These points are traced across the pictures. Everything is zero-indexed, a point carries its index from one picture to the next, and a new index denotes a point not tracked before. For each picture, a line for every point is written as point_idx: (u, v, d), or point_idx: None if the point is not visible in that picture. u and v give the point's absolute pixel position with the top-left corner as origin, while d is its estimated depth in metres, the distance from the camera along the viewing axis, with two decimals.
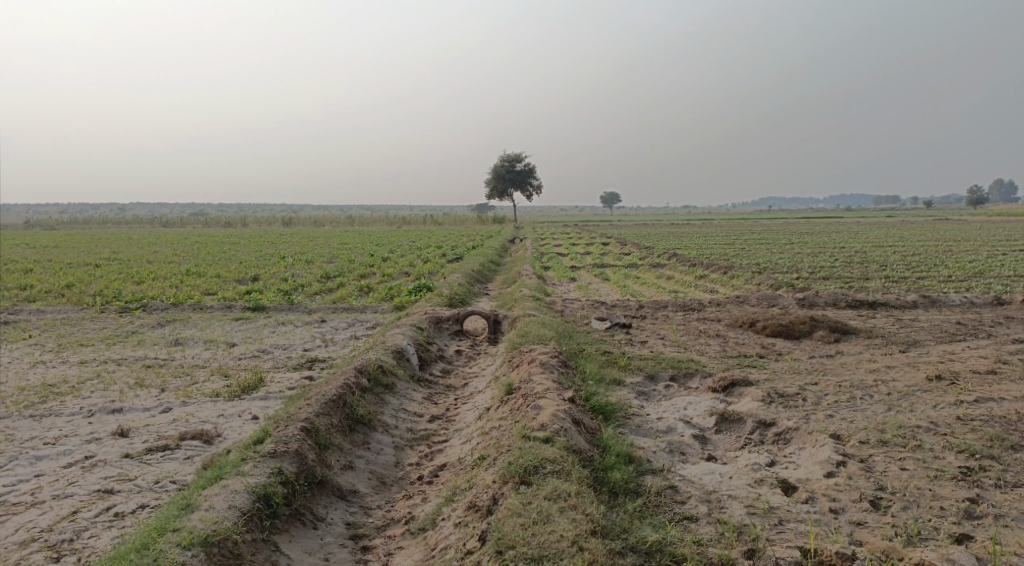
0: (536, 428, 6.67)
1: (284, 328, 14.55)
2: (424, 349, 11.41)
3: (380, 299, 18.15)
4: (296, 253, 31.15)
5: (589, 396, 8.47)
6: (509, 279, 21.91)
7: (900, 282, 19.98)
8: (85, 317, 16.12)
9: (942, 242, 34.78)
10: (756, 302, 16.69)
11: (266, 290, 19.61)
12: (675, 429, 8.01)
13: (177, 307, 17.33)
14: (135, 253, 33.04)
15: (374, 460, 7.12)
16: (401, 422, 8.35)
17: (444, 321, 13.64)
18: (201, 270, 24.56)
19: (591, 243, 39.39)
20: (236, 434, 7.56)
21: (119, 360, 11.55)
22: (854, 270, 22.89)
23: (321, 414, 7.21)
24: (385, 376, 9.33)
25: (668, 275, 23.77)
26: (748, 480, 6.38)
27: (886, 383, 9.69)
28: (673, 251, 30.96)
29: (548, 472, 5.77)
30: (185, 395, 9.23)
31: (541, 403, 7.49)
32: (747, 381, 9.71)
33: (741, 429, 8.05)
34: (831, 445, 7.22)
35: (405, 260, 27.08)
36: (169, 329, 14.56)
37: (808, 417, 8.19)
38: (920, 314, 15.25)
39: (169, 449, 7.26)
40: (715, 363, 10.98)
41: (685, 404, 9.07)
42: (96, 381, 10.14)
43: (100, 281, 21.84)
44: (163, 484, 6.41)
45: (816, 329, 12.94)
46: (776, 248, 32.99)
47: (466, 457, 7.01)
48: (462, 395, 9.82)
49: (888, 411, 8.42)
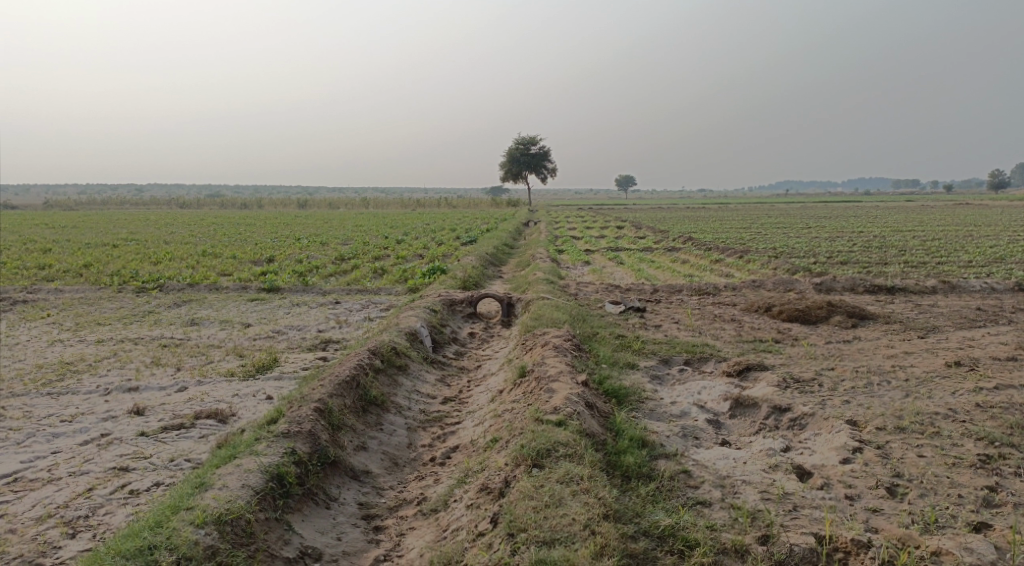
0: (549, 411, 6.65)
1: (299, 309, 14.60)
2: (437, 331, 11.41)
3: (394, 281, 18.18)
4: (310, 235, 31.26)
5: (603, 379, 8.42)
6: (523, 262, 21.84)
7: (919, 267, 19.72)
8: (103, 296, 16.27)
9: (962, 227, 34.30)
10: (772, 287, 16.53)
11: (281, 271, 19.69)
12: (689, 414, 7.96)
13: (193, 287, 17.44)
14: (152, 233, 33.28)
15: (387, 441, 7.14)
16: (414, 403, 8.36)
17: (457, 303, 13.63)
18: (216, 251, 24.69)
19: (606, 226, 39.22)
20: (250, 414, 7.59)
21: (136, 339, 11.64)
22: (872, 255, 22.63)
23: (335, 395, 7.23)
24: (398, 357, 9.34)
25: (683, 259, 23.61)
26: (762, 465, 6.33)
27: (904, 369, 9.57)
28: (688, 234, 30.73)
29: (561, 455, 5.74)
30: (200, 374, 9.29)
31: (554, 386, 7.46)
32: (762, 365, 9.62)
33: (756, 415, 7.99)
34: (848, 432, 7.14)
35: (419, 242, 27.09)
36: (185, 309, 14.66)
37: (824, 403, 8.11)
38: (939, 300, 15.05)
39: (184, 428, 7.31)
40: (730, 348, 10.90)
41: (700, 388, 9.01)
42: (113, 360, 10.23)
43: (117, 261, 22.02)
44: (178, 462, 6.46)
45: (833, 314, 12.81)
46: (793, 232, 32.67)
47: (479, 439, 7.00)
48: (475, 377, 9.81)
49: (906, 398, 8.32)
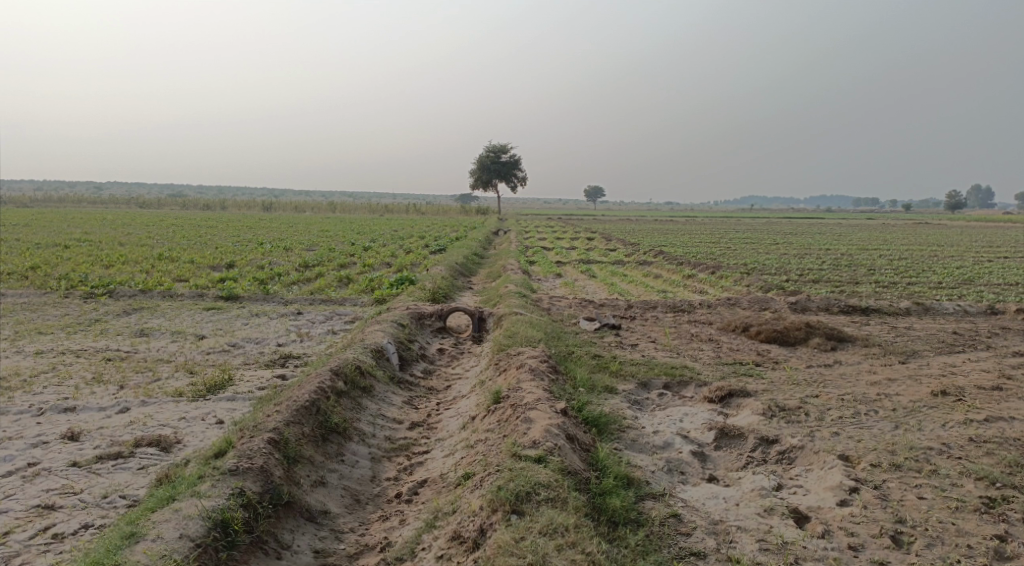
0: (527, 445, 6.12)
1: (258, 321, 13.84)
2: (405, 347, 10.79)
3: (359, 291, 17.49)
4: (274, 240, 30.35)
5: (581, 406, 7.90)
6: (493, 274, 21.30)
7: (891, 288, 19.64)
8: (47, 302, 15.28)
9: (927, 246, 34.72)
10: (746, 305, 16.23)
11: (241, 278, 18.84)
12: (672, 444, 7.49)
13: (146, 294, 16.54)
14: (108, 234, 32.06)
15: (348, 475, 6.52)
16: (379, 430, 7.74)
17: (426, 317, 13.03)
18: (174, 255, 23.69)
19: (576, 237, 38.90)
20: (198, 442, 6.93)
21: (79, 352, 10.81)
22: (843, 274, 22.55)
23: (292, 423, 6.58)
24: (363, 378, 8.72)
25: (655, 273, 23.32)
26: (756, 508, 5.94)
27: (890, 397, 9.23)
28: (659, 248, 30.51)
29: (542, 499, 5.25)
30: (145, 394, 8.54)
31: (531, 415, 6.92)
32: (745, 391, 9.19)
33: (742, 445, 7.53)
34: (841, 469, 6.76)
35: (387, 250, 26.38)
36: (135, 318, 13.79)
37: (813, 435, 7.70)
38: (915, 323, 14.86)
39: (122, 457, 6.59)
40: (710, 370, 10.48)
41: (681, 416, 8.53)
42: (50, 375, 9.40)
43: (67, 264, 20.93)
44: (112, 499, 5.77)
45: (812, 336, 12.48)
46: (762, 248, 32.72)
47: (449, 474, 6.44)
48: (445, 400, 9.22)
49: (896, 430, 7.97)
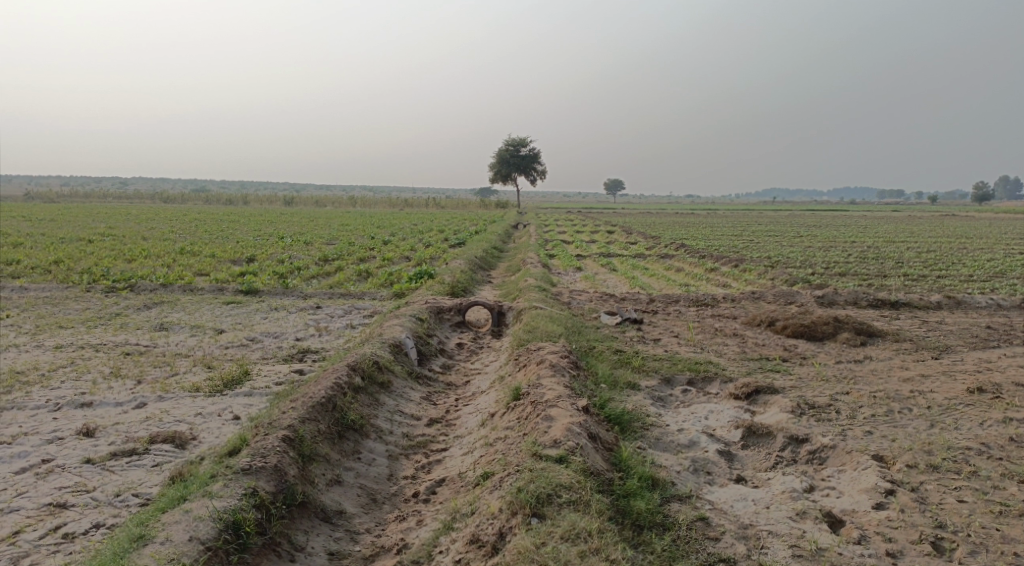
0: (548, 444, 5.93)
1: (277, 315, 13.76)
2: (423, 342, 10.64)
3: (379, 285, 17.38)
4: (294, 234, 30.42)
5: (603, 404, 7.68)
6: (513, 267, 21.10)
7: (921, 281, 19.14)
8: (69, 296, 15.35)
9: (956, 239, 33.96)
10: (771, 299, 15.88)
11: (260, 272, 18.82)
12: (698, 443, 7.24)
13: (166, 288, 16.56)
14: (132, 228, 32.39)
15: (365, 473, 6.37)
16: (396, 426, 7.58)
17: (445, 311, 12.87)
18: (195, 249, 23.77)
19: (596, 230, 38.60)
20: (213, 438, 6.82)
21: (97, 346, 10.78)
22: (870, 267, 22.05)
23: (307, 420, 6.44)
24: (380, 373, 8.57)
25: (677, 267, 22.97)
26: (788, 512, 5.73)
27: (923, 394, 8.90)
28: (681, 241, 30.08)
29: (563, 502, 5.06)
30: (162, 389, 8.45)
31: (552, 413, 6.72)
32: (772, 388, 8.90)
33: (771, 445, 7.26)
34: (876, 470, 6.50)
35: (407, 244, 26.28)
36: (154, 312, 13.79)
37: (845, 434, 7.42)
38: (947, 317, 14.42)
39: (136, 454, 6.50)
40: (735, 366, 10.19)
41: (706, 413, 8.27)
42: (69, 370, 9.36)
43: (90, 258, 21.07)
44: (125, 497, 5.66)
45: (841, 331, 12.13)
46: (787, 240, 32.18)
47: (468, 473, 6.27)
48: (464, 395, 9.05)
49: (932, 429, 7.66)
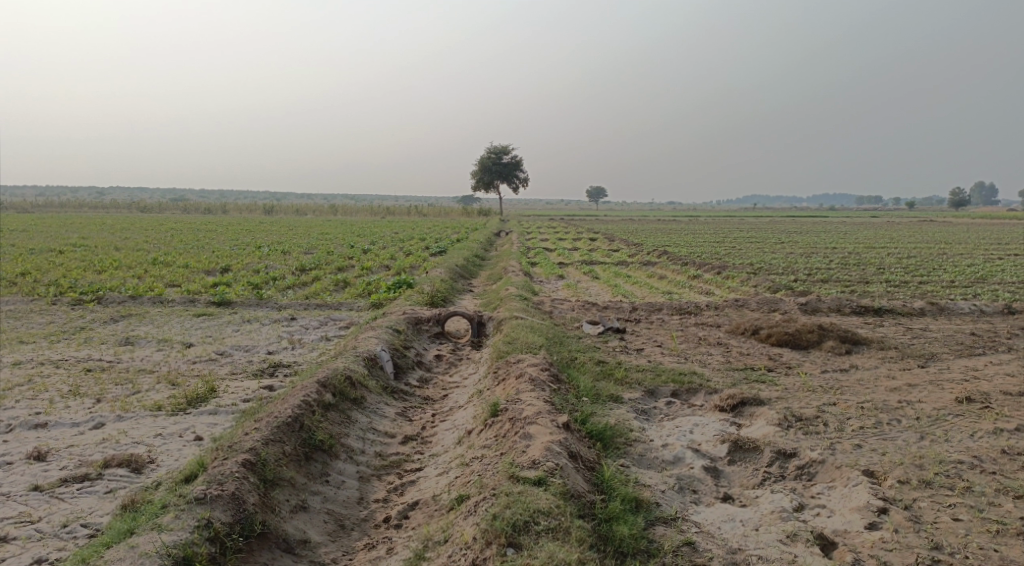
0: (526, 465, 5.63)
1: (249, 327, 13.33)
2: (400, 354, 10.28)
3: (356, 295, 17.00)
4: (272, 243, 29.90)
5: (585, 419, 7.39)
6: (494, 276, 20.77)
7: (903, 287, 19.07)
8: (33, 310, 14.81)
9: (934, 244, 34.16)
10: (755, 306, 15.69)
11: (235, 283, 18.34)
12: (683, 459, 6.97)
13: (136, 300, 16.06)
14: (106, 239, 31.74)
15: (333, 498, 6.02)
16: (369, 445, 7.23)
17: (423, 322, 12.51)
18: (168, 260, 23.21)
19: (578, 238, 38.41)
20: (172, 461, 6.44)
21: (58, 362, 10.32)
22: (852, 273, 21.98)
23: (271, 442, 6.08)
24: (353, 389, 8.21)
25: (659, 274, 22.76)
26: (779, 534, 5.58)
27: (911, 405, 8.69)
28: (663, 248, 29.94)
29: (542, 530, 4.85)
30: (121, 408, 8.03)
31: (531, 430, 6.41)
32: (758, 400, 8.65)
33: (758, 460, 7.00)
34: (867, 486, 6.27)
35: (387, 252, 25.91)
36: (121, 326, 13.30)
37: (833, 448, 7.18)
38: (931, 324, 14.30)
39: (88, 480, 6.10)
40: (720, 376, 9.93)
41: (691, 427, 8.00)
42: (25, 388, 8.91)
43: (58, 270, 20.46)
44: (71, 529, 5.28)
45: (825, 339, 11.93)
46: (768, 247, 32.19)
47: (442, 496, 5.93)
48: (441, 410, 8.71)
49: (923, 442, 7.45)
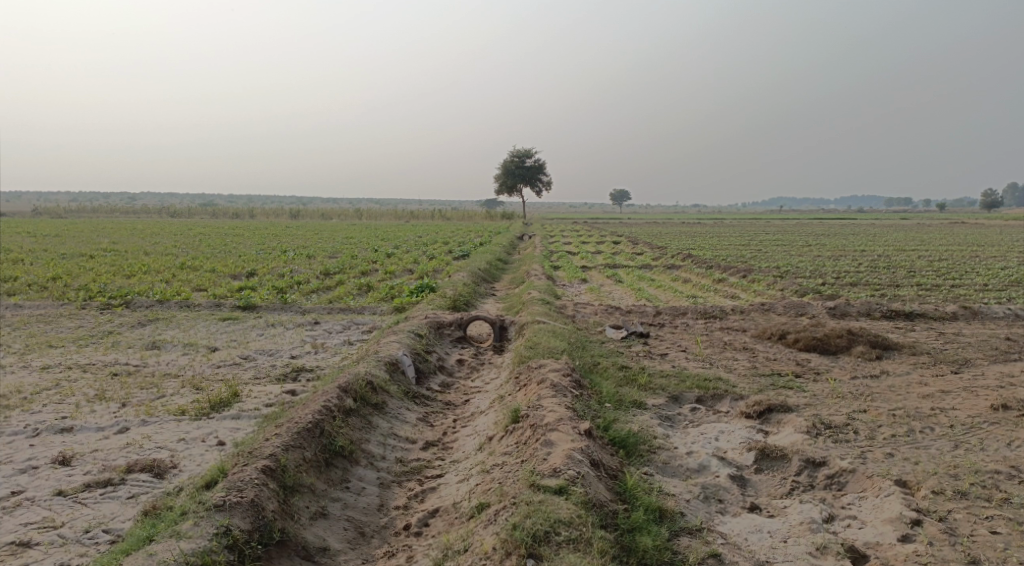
0: (547, 473, 5.54)
1: (273, 331, 13.41)
2: (422, 359, 10.24)
3: (379, 299, 17.03)
4: (297, 247, 30.15)
5: (607, 426, 7.28)
6: (517, 280, 20.70)
7: (935, 291, 18.64)
8: (62, 314, 15.04)
9: (966, 246, 33.45)
10: (782, 310, 15.43)
11: (260, 287, 18.48)
12: (708, 467, 6.82)
13: (162, 304, 16.25)
14: (135, 243, 32.28)
15: (353, 504, 5.99)
16: (389, 451, 7.18)
17: (445, 326, 12.47)
18: (195, 264, 23.49)
19: (602, 241, 38.21)
20: (194, 466, 6.45)
21: (85, 366, 10.43)
22: (881, 277, 21.56)
23: (292, 448, 6.06)
24: (375, 394, 8.19)
25: (684, 278, 22.53)
26: (807, 547, 5.43)
27: (945, 412, 8.45)
28: (687, 251, 29.67)
29: (563, 541, 4.78)
30: (145, 412, 8.08)
31: (552, 438, 6.32)
32: (785, 407, 8.46)
33: (786, 468, 6.84)
34: (900, 496, 6.09)
35: (410, 256, 25.99)
36: (148, 330, 13.45)
37: (864, 457, 6.98)
38: (964, 328, 13.95)
39: (111, 485, 6.12)
40: (746, 382, 9.76)
41: (717, 434, 7.85)
42: (52, 392, 9.01)
43: (88, 274, 20.78)
44: (93, 534, 5.31)
45: (855, 344, 11.68)
46: (795, 249, 31.74)
47: (463, 503, 5.86)
48: (462, 416, 8.64)
49: (957, 451, 7.23)
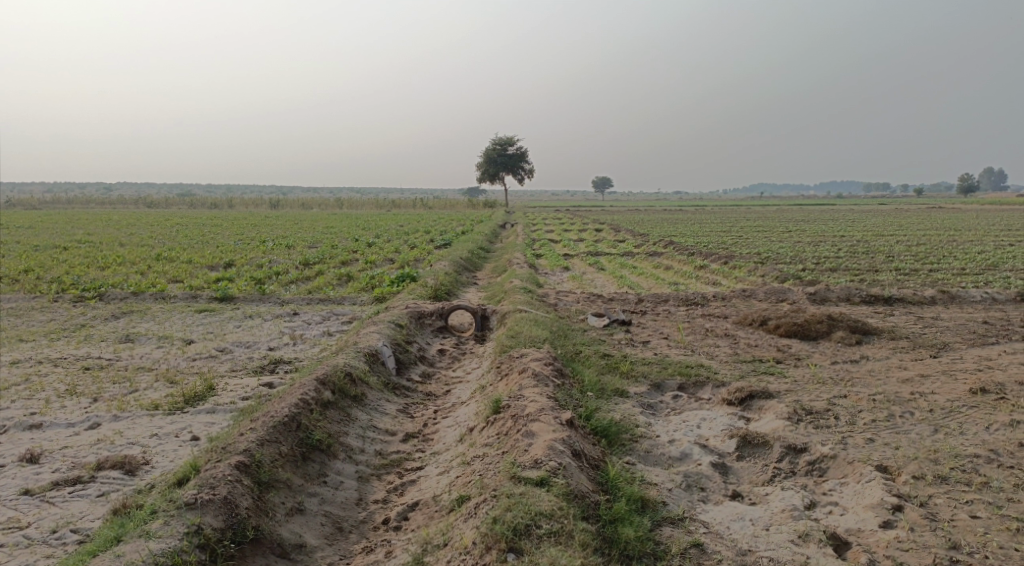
0: (528, 465, 5.47)
1: (251, 323, 13.20)
2: (402, 349, 10.11)
3: (359, 289, 16.85)
4: (277, 237, 29.78)
5: (589, 415, 7.21)
6: (499, 268, 20.58)
7: (914, 275, 18.78)
8: (34, 307, 14.70)
9: (944, 231, 33.80)
10: (763, 297, 15.47)
11: (238, 278, 18.22)
12: (690, 456, 6.78)
13: (138, 296, 15.94)
14: (111, 234, 31.76)
15: (330, 499, 5.88)
16: (368, 444, 7.07)
17: (426, 316, 12.34)
18: (172, 255, 23.11)
19: (585, 229, 38.15)
20: (167, 462, 6.31)
21: (57, 360, 10.20)
22: (861, 262, 21.69)
23: (267, 442, 5.93)
24: (354, 386, 8.06)
25: (665, 265, 22.53)
26: (789, 535, 5.41)
27: (924, 396, 8.47)
28: (669, 238, 29.68)
29: (543, 534, 4.72)
30: (118, 407, 7.90)
31: (533, 428, 6.24)
32: (767, 393, 8.44)
33: (768, 455, 6.81)
34: (881, 482, 6.09)
35: (391, 245, 25.78)
36: (122, 323, 13.18)
37: (845, 442, 6.97)
38: (942, 313, 14.04)
39: (81, 483, 5.96)
40: (728, 369, 9.74)
41: (699, 422, 7.81)
42: (22, 388, 8.79)
43: (62, 266, 20.37)
44: (61, 534, 5.16)
45: (835, 329, 11.71)
46: (776, 236, 31.91)
47: (443, 496, 5.77)
48: (443, 406, 8.54)
49: (937, 435, 7.24)
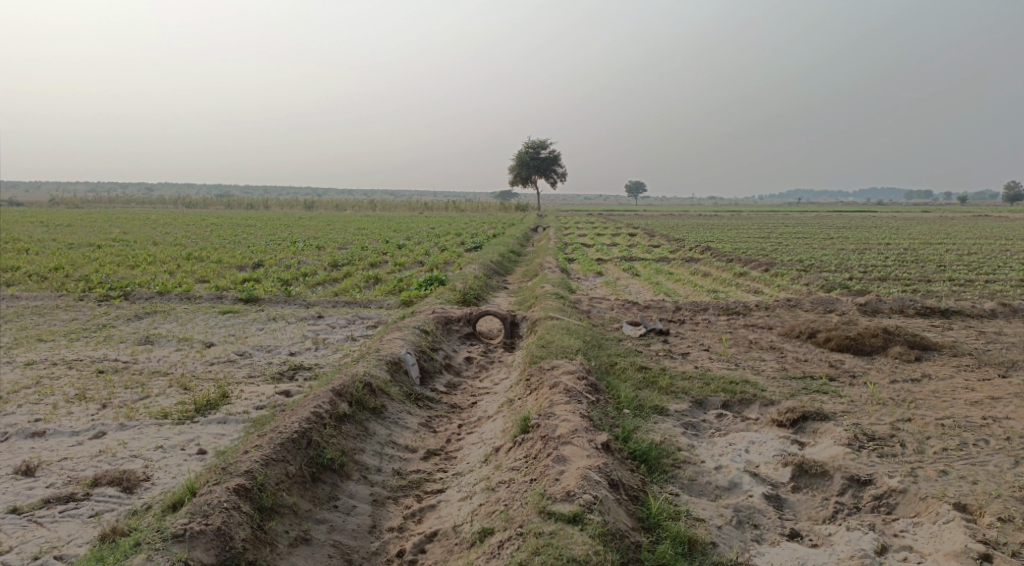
0: (559, 498, 4.88)
1: (274, 326, 12.78)
2: (427, 357, 9.54)
3: (387, 292, 16.37)
4: (308, 238, 29.59)
5: (627, 436, 6.56)
6: (530, 273, 19.98)
7: (970, 287, 17.70)
8: (58, 306, 14.49)
9: (996, 239, 32.36)
10: (809, 307, 14.62)
11: (265, 279, 17.85)
12: (740, 486, 6.09)
13: (163, 296, 15.67)
14: (146, 234, 31.89)
15: (340, 527, 5.36)
16: (385, 462, 6.50)
17: (453, 322, 11.78)
18: (203, 255, 22.94)
19: (618, 233, 37.33)
20: (169, 479, 5.84)
21: (71, 362, 9.84)
22: (911, 271, 20.62)
23: (274, 462, 5.43)
24: (373, 398, 7.50)
25: (703, 271, 21.69)
26: None
27: (999, 422, 7.64)
28: (706, 244, 28.75)
29: None
30: (125, 415, 7.45)
31: (565, 453, 5.64)
32: (821, 415, 7.68)
33: (827, 487, 6.09)
34: (962, 525, 5.36)
35: (421, 248, 25.33)
36: (144, 324, 12.85)
37: (914, 474, 6.23)
38: (1005, 327, 13.08)
39: (74, 501, 5.49)
40: (777, 386, 8.98)
41: (747, 445, 7.10)
42: (32, 392, 8.42)
43: (91, 265, 20.23)
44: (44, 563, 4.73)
45: (891, 344, 10.86)
46: (818, 242, 30.83)
47: (464, 528, 5.19)
48: (469, 421, 7.93)
49: (1018, 468, 6.46)
